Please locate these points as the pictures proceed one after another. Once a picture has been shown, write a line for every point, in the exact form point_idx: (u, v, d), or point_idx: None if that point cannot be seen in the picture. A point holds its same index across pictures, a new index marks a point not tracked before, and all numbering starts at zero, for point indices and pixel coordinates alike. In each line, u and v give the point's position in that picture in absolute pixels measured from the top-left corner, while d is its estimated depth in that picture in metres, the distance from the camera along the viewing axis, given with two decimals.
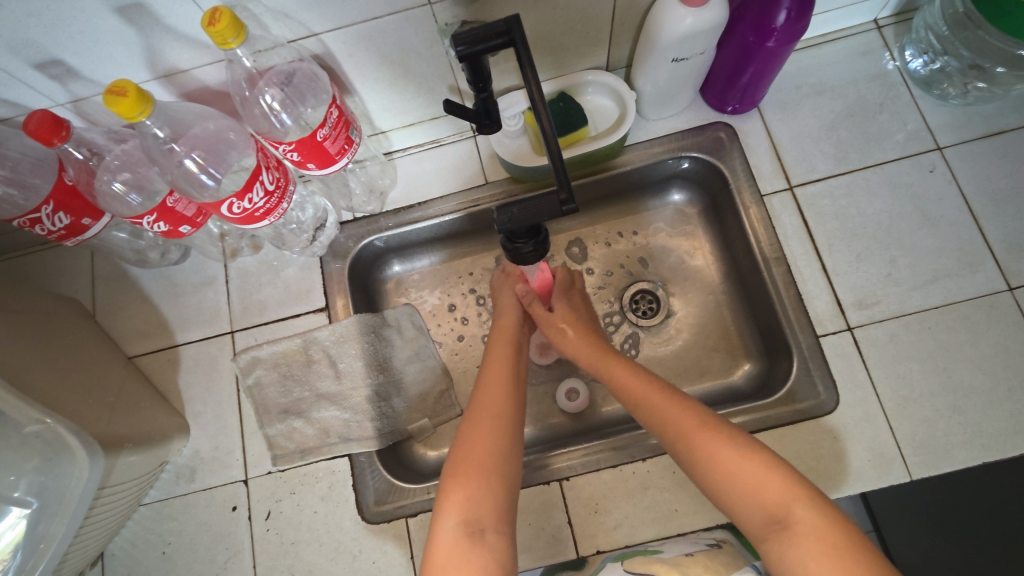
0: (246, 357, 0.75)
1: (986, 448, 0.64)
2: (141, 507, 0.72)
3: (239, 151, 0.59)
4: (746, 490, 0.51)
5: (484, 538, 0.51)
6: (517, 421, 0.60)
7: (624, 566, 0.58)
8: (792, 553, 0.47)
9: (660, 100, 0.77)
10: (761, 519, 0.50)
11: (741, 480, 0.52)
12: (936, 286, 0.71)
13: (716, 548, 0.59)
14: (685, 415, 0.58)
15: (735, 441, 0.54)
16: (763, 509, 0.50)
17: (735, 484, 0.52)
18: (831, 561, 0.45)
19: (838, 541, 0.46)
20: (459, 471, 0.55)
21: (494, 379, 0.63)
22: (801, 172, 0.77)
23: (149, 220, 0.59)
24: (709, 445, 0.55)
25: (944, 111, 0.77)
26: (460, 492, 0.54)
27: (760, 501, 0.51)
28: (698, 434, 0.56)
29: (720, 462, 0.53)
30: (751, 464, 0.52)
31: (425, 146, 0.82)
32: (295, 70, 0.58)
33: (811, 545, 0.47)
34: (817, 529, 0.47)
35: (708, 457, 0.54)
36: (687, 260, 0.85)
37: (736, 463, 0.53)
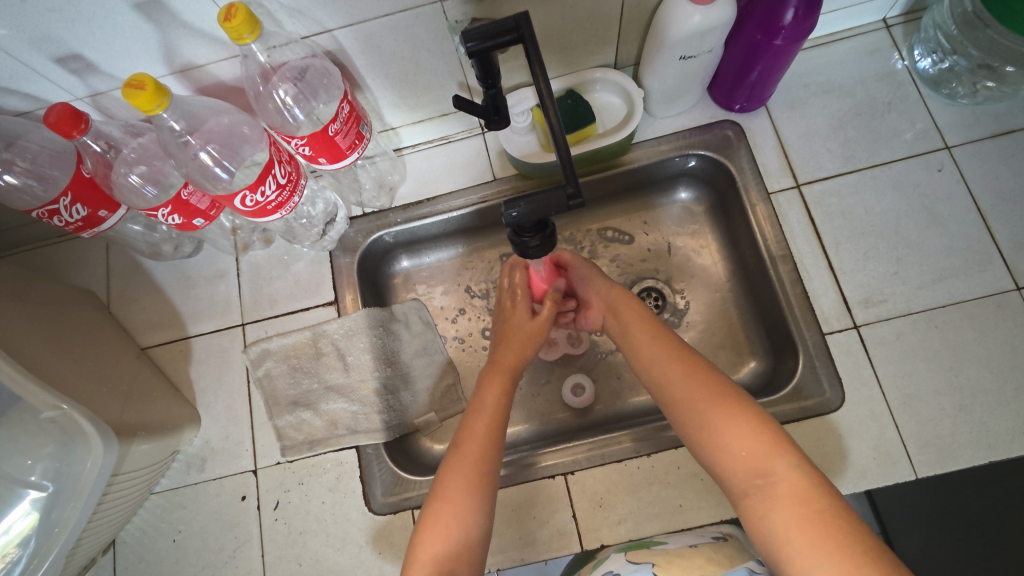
0: (256, 349, 0.77)
1: (992, 447, 0.64)
2: (152, 495, 0.73)
3: (252, 145, 0.60)
4: (729, 452, 0.52)
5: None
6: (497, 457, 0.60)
7: (627, 556, 0.59)
8: (772, 515, 0.48)
9: (667, 98, 0.77)
10: (745, 476, 0.51)
11: (727, 440, 0.52)
12: (943, 285, 0.71)
13: (721, 541, 0.59)
14: (680, 373, 0.58)
15: (726, 401, 0.54)
16: (748, 467, 0.51)
17: (722, 444, 0.53)
18: (809, 525, 0.46)
19: (818, 506, 0.47)
20: (446, 493, 0.56)
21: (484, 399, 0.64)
22: (809, 170, 0.77)
23: (164, 213, 0.60)
24: (700, 406, 0.55)
25: (953, 110, 0.77)
26: (447, 506, 0.55)
27: (746, 464, 0.51)
28: (692, 392, 0.56)
29: (710, 427, 0.54)
30: (738, 425, 0.53)
31: (435, 142, 0.82)
32: (308, 66, 0.59)
33: (792, 509, 0.47)
34: (798, 491, 0.48)
35: (699, 416, 0.55)
36: (694, 257, 0.85)
37: (727, 422, 0.53)
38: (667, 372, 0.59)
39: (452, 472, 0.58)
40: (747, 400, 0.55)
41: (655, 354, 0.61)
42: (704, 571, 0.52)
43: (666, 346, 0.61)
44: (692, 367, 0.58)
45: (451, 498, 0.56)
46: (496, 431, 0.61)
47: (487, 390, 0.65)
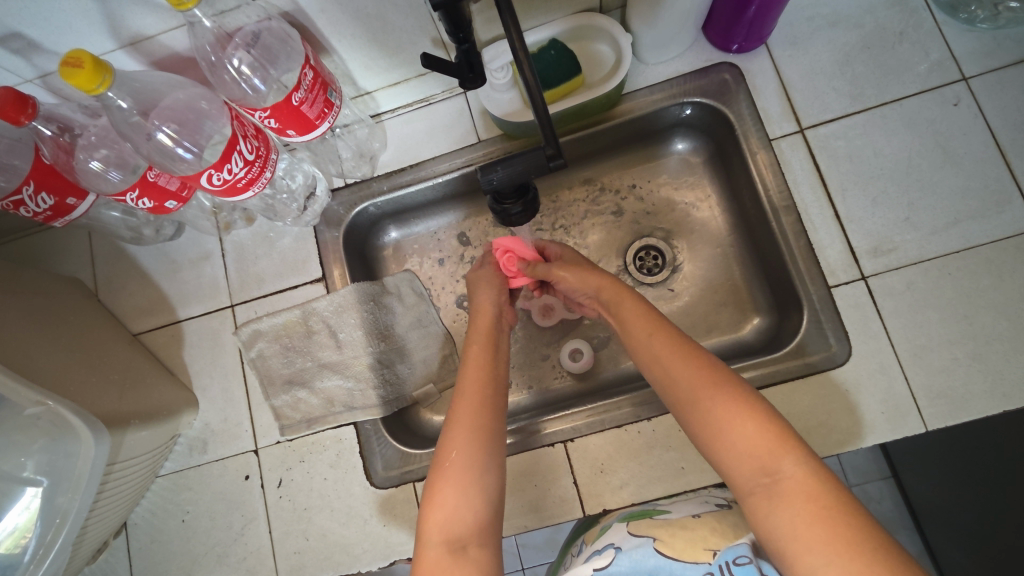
0: (247, 330, 0.75)
1: (1007, 396, 0.62)
2: (158, 478, 0.74)
3: (213, 120, 0.56)
4: (735, 445, 0.50)
5: (466, 552, 0.51)
6: (497, 421, 0.59)
7: (628, 527, 0.60)
8: (780, 513, 0.46)
9: (659, 41, 0.71)
10: (751, 474, 0.49)
11: (735, 434, 0.50)
12: (957, 229, 0.66)
13: (725, 508, 0.59)
14: (682, 371, 0.55)
15: (733, 394, 0.52)
16: (753, 463, 0.49)
17: (726, 440, 0.51)
18: (821, 523, 0.44)
19: (828, 502, 0.45)
20: (444, 475, 0.54)
21: (470, 377, 0.62)
22: (813, 113, 0.72)
23: (133, 196, 0.58)
24: (706, 398, 0.53)
25: (972, 36, 0.70)
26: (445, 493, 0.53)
27: (753, 460, 0.49)
28: (696, 384, 0.54)
29: (713, 417, 0.52)
30: (742, 421, 0.51)
31: (415, 105, 0.78)
32: (263, 30, 0.55)
33: (802, 505, 0.46)
34: (806, 486, 0.46)
35: (705, 411, 0.53)
36: (693, 212, 0.82)
37: (732, 417, 0.51)
38: (669, 372, 0.56)
39: (456, 445, 0.56)
40: (748, 392, 0.53)
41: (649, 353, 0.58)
42: (707, 544, 0.53)
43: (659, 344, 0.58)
44: (697, 367, 0.55)
45: (453, 472, 0.54)
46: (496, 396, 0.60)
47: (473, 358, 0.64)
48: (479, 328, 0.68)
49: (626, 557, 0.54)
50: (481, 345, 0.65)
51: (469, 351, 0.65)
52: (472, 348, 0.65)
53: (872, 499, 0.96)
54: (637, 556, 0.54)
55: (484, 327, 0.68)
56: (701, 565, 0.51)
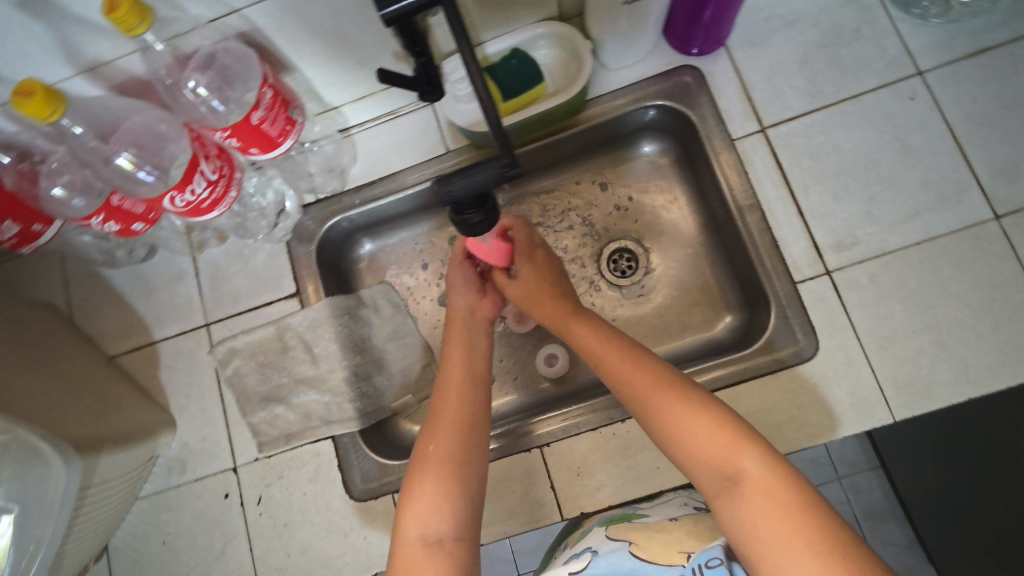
0: (223, 348, 0.76)
1: (972, 384, 0.63)
2: (138, 500, 0.74)
3: (174, 142, 0.57)
4: (695, 447, 0.51)
5: (442, 547, 0.52)
6: (482, 422, 0.60)
7: (606, 531, 0.60)
8: (743, 512, 0.47)
9: (619, 47, 0.72)
10: (713, 475, 0.50)
11: (695, 436, 0.52)
12: (918, 221, 0.68)
13: (703, 512, 0.59)
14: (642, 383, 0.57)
15: (689, 397, 0.54)
16: (713, 465, 0.50)
17: (687, 444, 0.52)
18: (782, 520, 0.45)
19: (788, 498, 0.46)
20: (422, 473, 0.55)
21: (450, 379, 0.63)
22: (774, 112, 0.73)
23: (98, 220, 0.58)
24: (663, 403, 0.55)
25: (926, 31, 0.72)
26: (423, 486, 0.55)
27: (713, 461, 0.50)
28: (652, 390, 0.56)
29: (672, 420, 0.53)
30: (704, 424, 0.52)
31: (382, 118, 0.79)
32: (221, 51, 0.57)
33: (763, 503, 0.46)
34: (765, 485, 0.47)
35: (663, 415, 0.54)
36: (663, 213, 0.82)
37: (689, 419, 0.53)
38: (629, 385, 0.57)
39: (434, 440, 0.58)
40: (704, 394, 0.55)
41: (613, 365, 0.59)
42: (683, 547, 0.54)
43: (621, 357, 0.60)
44: (657, 378, 0.57)
45: (432, 473, 0.55)
46: (473, 397, 0.61)
47: (455, 359, 0.65)
48: (455, 328, 0.69)
49: (603, 560, 0.55)
50: (458, 345, 0.66)
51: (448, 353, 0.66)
52: (450, 348, 0.67)
53: (859, 490, 0.97)
54: (615, 559, 0.55)
55: (457, 328, 0.68)
56: (675, 567, 0.51)
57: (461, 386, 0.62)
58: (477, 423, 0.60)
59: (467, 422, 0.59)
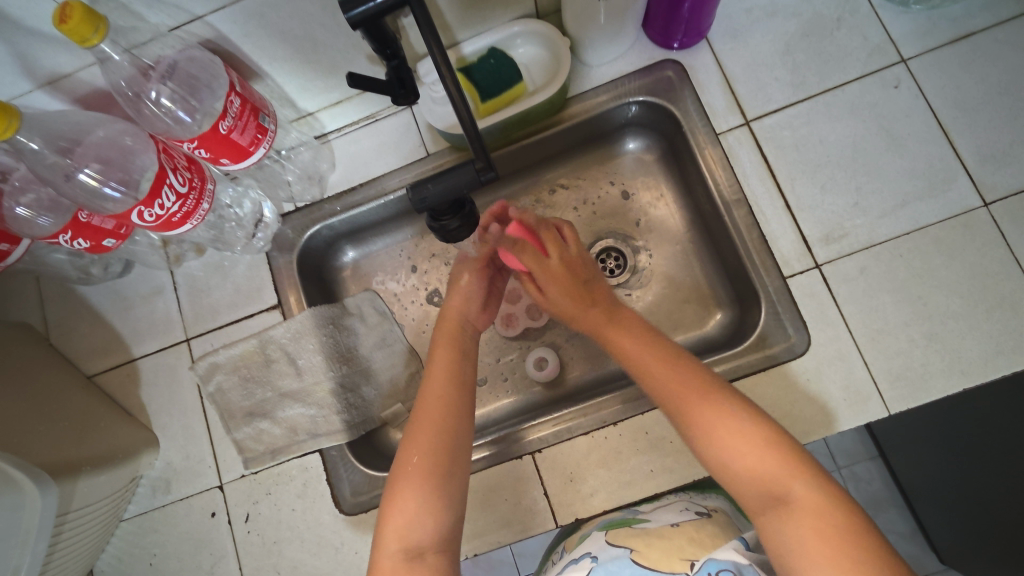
0: (204, 363, 0.74)
1: (965, 373, 0.62)
2: (122, 522, 0.72)
3: (139, 155, 0.55)
4: (741, 465, 0.49)
5: (424, 559, 0.51)
6: (461, 426, 0.58)
7: (607, 535, 0.58)
8: (789, 533, 0.46)
9: (599, 43, 0.71)
10: (761, 494, 0.48)
11: (739, 453, 0.49)
12: (906, 211, 0.67)
13: (705, 518, 0.58)
14: (693, 399, 0.53)
15: (734, 411, 0.51)
16: (761, 487, 0.48)
17: (731, 461, 0.50)
18: (829, 542, 0.44)
19: (838, 523, 0.45)
20: (403, 484, 0.54)
21: (432, 380, 0.60)
22: (757, 105, 0.72)
23: (66, 238, 0.56)
24: (705, 415, 0.52)
25: (907, 18, 0.71)
26: (404, 497, 0.53)
27: (761, 481, 0.48)
28: (694, 401, 0.53)
29: (715, 435, 0.51)
30: (753, 443, 0.49)
31: (360, 123, 0.77)
32: (184, 59, 0.55)
33: (812, 525, 0.45)
34: (818, 510, 0.46)
35: (706, 429, 0.51)
36: (651, 210, 0.81)
37: (735, 435, 0.50)
38: (680, 400, 0.53)
39: (416, 448, 0.55)
40: (749, 407, 0.52)
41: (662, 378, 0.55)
42: (684, 553, 0.53)
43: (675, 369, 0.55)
44: (709, 393, 0.52)
45: (409, 479, 0.54)
46: (454, 399, 0.59)
47: (439, 360, 0.62)
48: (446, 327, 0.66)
49: (602, 569, 0.53)
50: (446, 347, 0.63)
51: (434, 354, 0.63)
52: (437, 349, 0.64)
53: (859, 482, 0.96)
54: (612, 567, 0.53)
55: (446, 333, 0.65)
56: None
57: (443, 388, 0.60)
58: (458, 429, 0.57)
59: (451, 430, 0.57)
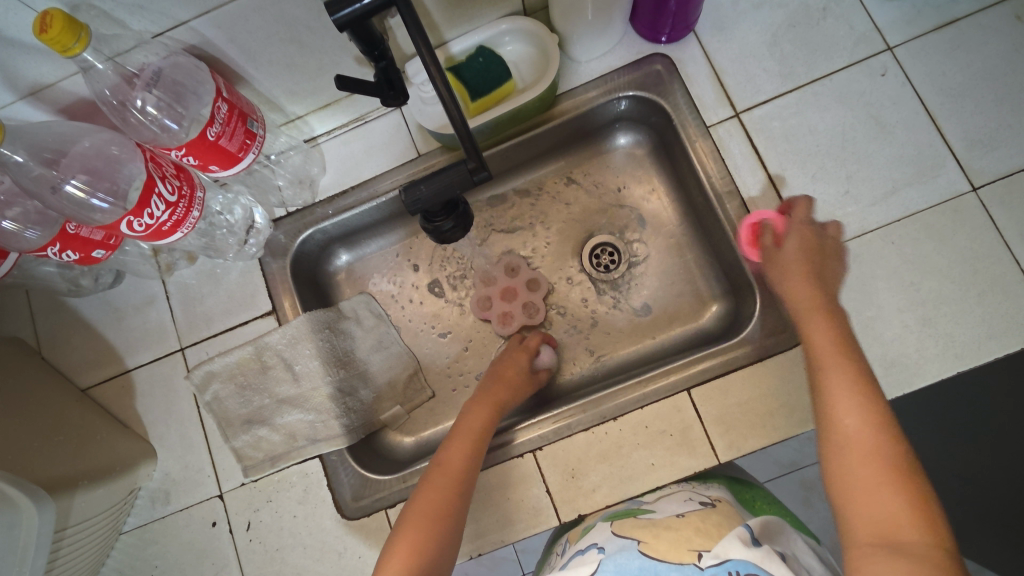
0: (199, 372, 0.73)
1: (959, 357, 0.62)
2: (122, 535, 0.71)
3: (127, 164, 0.54)
4: (865, 494, 0.43)
5: None
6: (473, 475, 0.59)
7: (613, 526, 0.59)
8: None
9: (587, 39, 0.71)
10: (875, 530, 0.41)
11: (873, 487, 0.43)
12: (896, 198, 0.67)
13: (709, 507, 0.59)
14: (850, 407, 0.47)
15: (893, 446, 0.44)
16: (881, 527, 0.41)
17: (862, 486, 0.43)
18: None
19: None
20: (412, 522, 0.54)
21: (462, 430, 0.64)
22: (747, 96, 0.72)
23: (54, 250, 0.55)
24: (856, 434, 0.46)
25: (892, 6, 0.71)
26: (411, 536, 0.53)
27: (881, 519, 0.41)
28: (852, 414, 0.46)
29: (859, 455, 0.44)
30: (892, 483, 0.42)
31: (350, 125, 0.76)
32: (170, 66, 0.54)
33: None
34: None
35: (848, 443, 0.45)
36: (644, 204, 0.81)
37: (875, 464, 0.44)
38: (832, 405, 0.48)
39: (433, 484, 0.57)
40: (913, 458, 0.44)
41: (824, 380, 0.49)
42: (692, 544, 0.52)
43: (840, 370, 0.49)
44: (875, 405, 0.46)
45: (437, 479, 0.58)
46: (476, 451, 0.61)
47: (471, 413, 0.66)
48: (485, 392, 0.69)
49: (610, 561, 0.52)
50: (483, 405, 0.67)
51: (469, 410, 0.67)
52: (474, 407, 0.67)
53: None
54: (622, 560, 0.52)
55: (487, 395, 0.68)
56: (687, 566, 0.49)
57: (468, 440, 0.62)
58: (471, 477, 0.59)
59: (464, 472, 0.59)
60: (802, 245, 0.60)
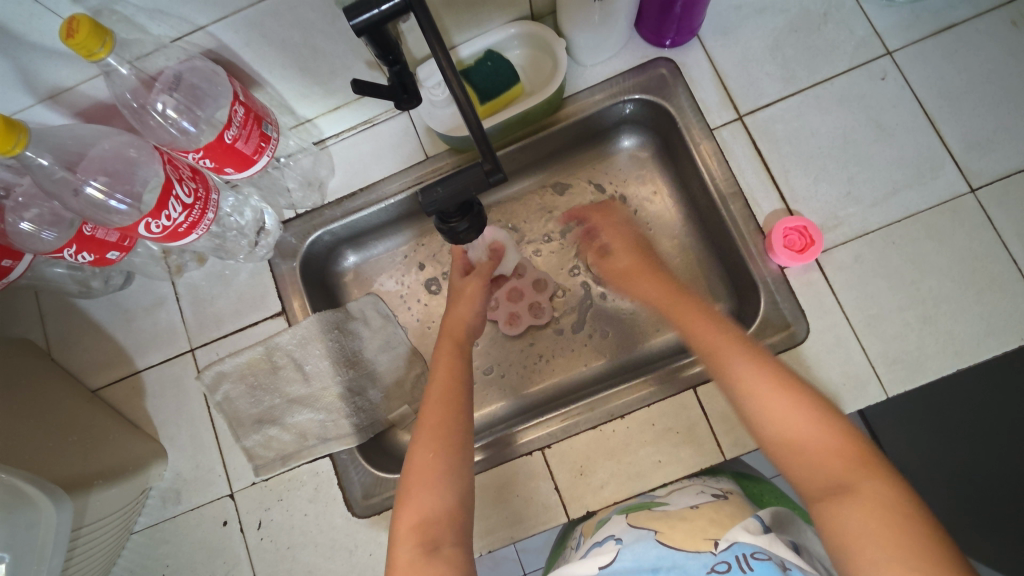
0: (210, 373, 0.74)
1: (958, 354, 0.64)
2: (133, 535, 0.72)
3: (144, 166, 0.55)
4: (803, 448, 0.49)
5: (440, 552, 0.51)
6: (464, 424, 0.58)
7: (628, 519, 0.60)
8: (852, 520, 0.44)
9: (593, 43, 0.72)
10: (822, 479, 0.47)
11: (807, 440, 0.49)
12: (896, 199, 0.69)
13: (721, 499, 0.60)
14: (751, 375, 0.54)
15: (806, 402, 0.51)
16: (824, 475, 0.47)
17: (799, 444, 0.49)
18: (895, 536, 0.42)
19: (909, 521, 0.43)
20: (415, 483, 0.54)
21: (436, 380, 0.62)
22: (750, 99, 0.74)
23: (70, 252, 0.56)
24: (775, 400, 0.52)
25: (891, 12, 0.73)
26: (418, 498, 0.53)
27: (825, 467, 0.48)
28: (763, 383, 0.53)
29: (784, 420, 0.50)
30: (822, 431, 0.49)
31: (359, 128, 0.77)
32: (187, 71, 0.55)
33: (881, 518, 0.43)
34: (889, 506, 0.44)
35: (768, 410, 0.51)
36: (648, 205, 0.83)
37: (799, 423, 0.50)
38: (735, 375, 0.54)
39: (428, 445, 0.56)
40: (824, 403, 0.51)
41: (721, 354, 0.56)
42: (707, 534, 0.53)
43: (732, 346, 0.57)
44: (770, 368, 0.54)
45: (425, 435, 0.57)
46: (459, 394, 0.61)
47: (440, 356, 0.65)
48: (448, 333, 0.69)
49: (628, 551, 0.54)
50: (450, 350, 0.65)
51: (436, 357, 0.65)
52: (441, 352, 0.65)
53: None
54: (639, 550, 0.53)
55: (451, 336, 0.68)
56: (704, 554, 0.50)
57: (446, 388, 0.61)
58: (461, 423, 0.58)
59: (450, 420, 0.58)
60: (627, 245, 0.74)
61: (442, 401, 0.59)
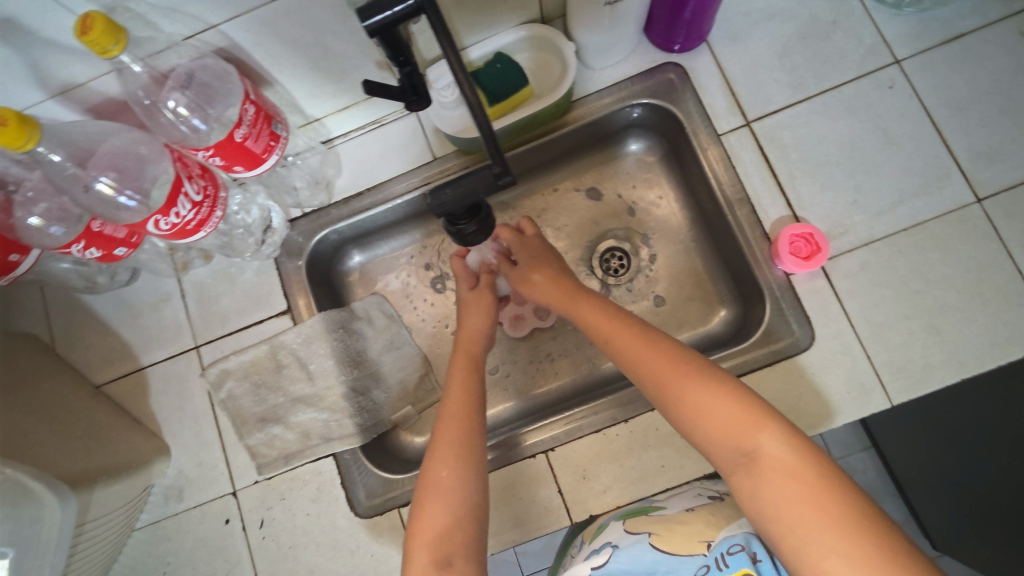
0: (214, 370, 0.74)
1: (963, 364, 0.64)
2: (135, 531, 0.72)
3: (154, 164, 0.55)
4: (707, 426, 0.51)
5: (452, 567, 0.51)
6: (477, 440, 0.58)
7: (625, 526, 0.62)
8: (764, 491, 0.47)
9: (603, 47, 0.72)
10: (730, 453, 0.50)
11: (712, 416, 0.51)
12: (902, 208, 0.69)
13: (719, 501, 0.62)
14: (652, 360, 0.56)
15: (704, 376, 0.53)
16: (731, 448, 0.49)
17: (704, 424, 0.51)
18: (801, 498, 0.45)
19: (811, 478, 0.46)
20: (427, 495, 0.55)
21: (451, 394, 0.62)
22: (758, 106, 0.74)
23: (78, 248, 0.56)
24: (677, 384, 0.54)
25: (900, 20, 0.73)
26: (432, 513, 0.54)
27: (728, 441, 0.50)
28: (660, 368, 0.55)
29: (690, 400, 0.52)
30: (720, 401, 0.51)
31: (368, 127, 0.77)
32: (198, 69, 0.55)
33: (788, 483, 0.46)
34: (788, 466, 0.47)
35: (675, 394, 0.53)
36: (654, 209, 0.83)
37: (700, 401, 0.52)
38: (638, 361, 0.57)
39: (444, 463, 0.56)
40: (717, 373, 0.54)
41: (624, 345, 0.59)
42: (702, 537, 0.57)
43: (628, 335, 0.59)
44: (665, 348, 0.57)
45: (442, 451, 0.57)
46: (472, 407, 0.61)
47: (455, 369, 0.65)
48: (463, 343, 0.69)
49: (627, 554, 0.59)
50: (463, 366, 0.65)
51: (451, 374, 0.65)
52: (457, 371, 0.65)
53: (855, 470, 0.97)
54: (637, 552, 0.58)
55: (466, 352, 0.68)
56: (698, 557, 0.56)
57: (463, 403, 0.61)
58: (476, 437, 0.59)
59: (464, 433, 0.58)
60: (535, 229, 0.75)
61: (457, 416, 0.60)
